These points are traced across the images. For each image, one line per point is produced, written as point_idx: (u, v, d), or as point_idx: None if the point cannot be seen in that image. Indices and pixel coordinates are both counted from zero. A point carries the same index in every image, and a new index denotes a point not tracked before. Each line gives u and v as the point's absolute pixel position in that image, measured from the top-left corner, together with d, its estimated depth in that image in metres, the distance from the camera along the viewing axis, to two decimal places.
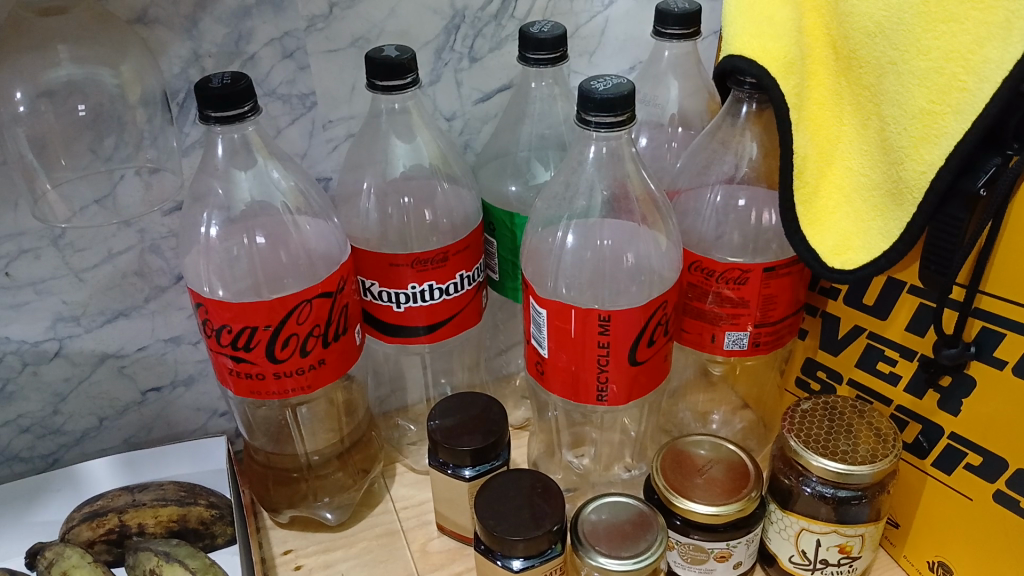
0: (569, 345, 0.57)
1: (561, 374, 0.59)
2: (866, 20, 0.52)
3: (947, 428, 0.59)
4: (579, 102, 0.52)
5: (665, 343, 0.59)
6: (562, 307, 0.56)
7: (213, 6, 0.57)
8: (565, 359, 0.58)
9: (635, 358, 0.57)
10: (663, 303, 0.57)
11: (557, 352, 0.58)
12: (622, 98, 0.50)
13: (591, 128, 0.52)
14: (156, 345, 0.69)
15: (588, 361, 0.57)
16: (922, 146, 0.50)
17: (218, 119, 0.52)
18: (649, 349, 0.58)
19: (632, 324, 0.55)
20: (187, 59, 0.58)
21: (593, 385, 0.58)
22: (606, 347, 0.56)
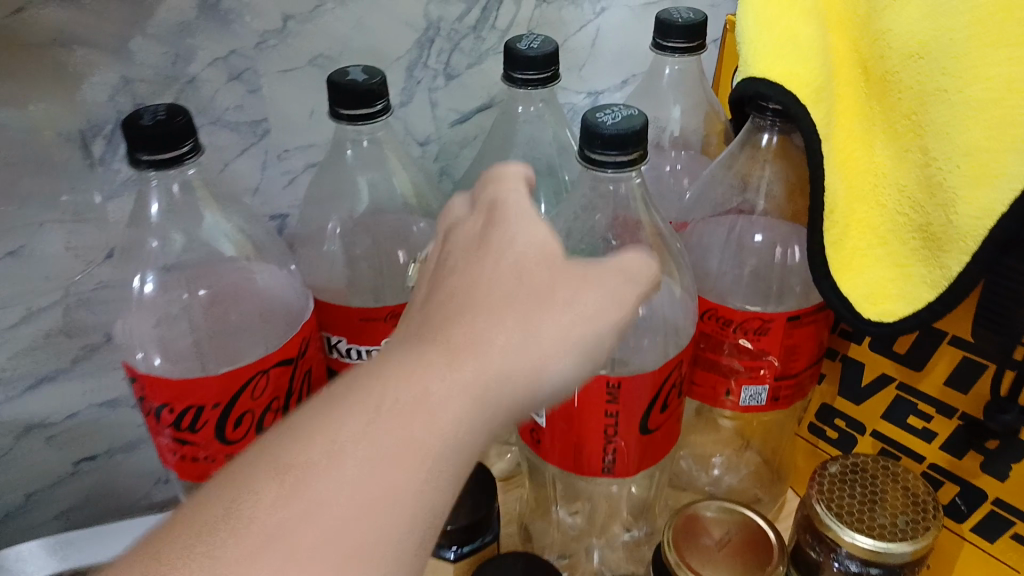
0: (573, 414, 0.49)
1: (560, 445, 0.51)
2: (905, 38, 0.45)
3: (990, 493, 0.53)
4: (583, 137, 0.44)
5: (678, 406, 0.52)
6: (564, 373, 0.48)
7: (146, 22, 0.48)
8: (566, 430, 0.50)
9: (646, 426, 0.50)
10: (680, 363, 0.50)
11: (555, 420, 0.50)
12: (634, 134, 0.43)
13: (597, 168, 0.44)
14: (90, 410, 0.60)
15: (592, 431, 0.49)
16: (975, 187, 0.43)
17: (151, 163, 0.43)
18: (662, 414, 0.50)
19: (645, 391, 0.48)
20: (116, 85, 0.49)
21: (598, 457, 0.50)
22: (615, 417, 0.49)
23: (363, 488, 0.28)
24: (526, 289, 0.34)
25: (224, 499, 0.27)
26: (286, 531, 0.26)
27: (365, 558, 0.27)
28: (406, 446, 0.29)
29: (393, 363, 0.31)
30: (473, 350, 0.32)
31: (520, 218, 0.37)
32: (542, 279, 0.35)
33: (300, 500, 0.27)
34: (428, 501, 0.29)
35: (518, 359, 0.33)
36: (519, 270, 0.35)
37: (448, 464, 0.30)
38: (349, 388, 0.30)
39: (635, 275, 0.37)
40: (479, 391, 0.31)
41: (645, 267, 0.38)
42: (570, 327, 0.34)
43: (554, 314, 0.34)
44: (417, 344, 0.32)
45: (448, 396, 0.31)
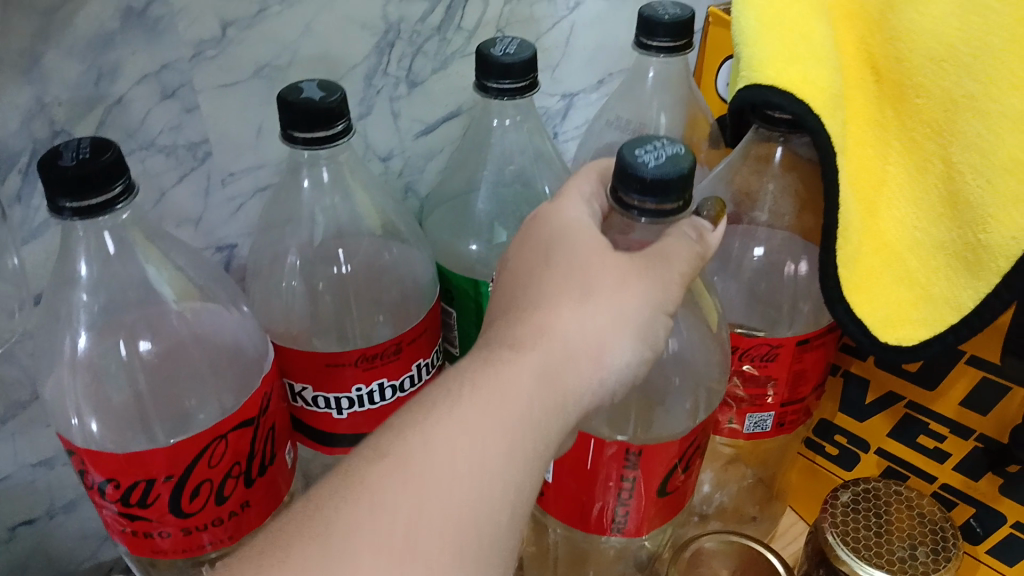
0: (581, 474, 0.45)
1: (566, 501, 0.46)
2: (929, 39, 0.41)
3: (1010, 517, 0.50)
4: (618, 176, 0.37)
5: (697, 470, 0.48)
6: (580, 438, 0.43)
7: (58, 36, 0.41)
8: (573, 490, 0.45)
9: (664, 489, 0.45)
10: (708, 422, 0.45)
11: (563, 476, 0.46)
12: (679, 179, 0.36)
13: (631, 215, 0.37)
14: (21, 472, 0.53)
15: (604, 492, 0.45)
16: (1012, 203, 0.40)
17: (76, 211, 0.37)
18: (682, 476, 0.46)
19: (669, 456, 0.43)
20: (29, 111, 0.42)
21: (607, 518, 0.46)
22: (632, 481, 0.44)
23: (450, 493, 0.31)
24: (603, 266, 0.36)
25: (326, 510, 0.30)
26: (365, 524, 0.29)
27: (461, 535, 0.30)
28: (492, 430, 0.32)
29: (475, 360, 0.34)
30: (546, 333, 0.35)
31: (578, 219, 0.38)
32: (617, 261, 0.36)
33: (406, 485, 0.30)
34: (512, 482, 0.32)
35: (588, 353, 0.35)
36: (599, 242, 0.37)
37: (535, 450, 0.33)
38: (434, 396, 0.33)
39: (682, 239, 0.37)
40: (553, 379, 0.34)
41: (693, 228, 0.38)
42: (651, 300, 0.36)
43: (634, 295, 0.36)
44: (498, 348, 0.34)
45: (523, 383, 0.33)
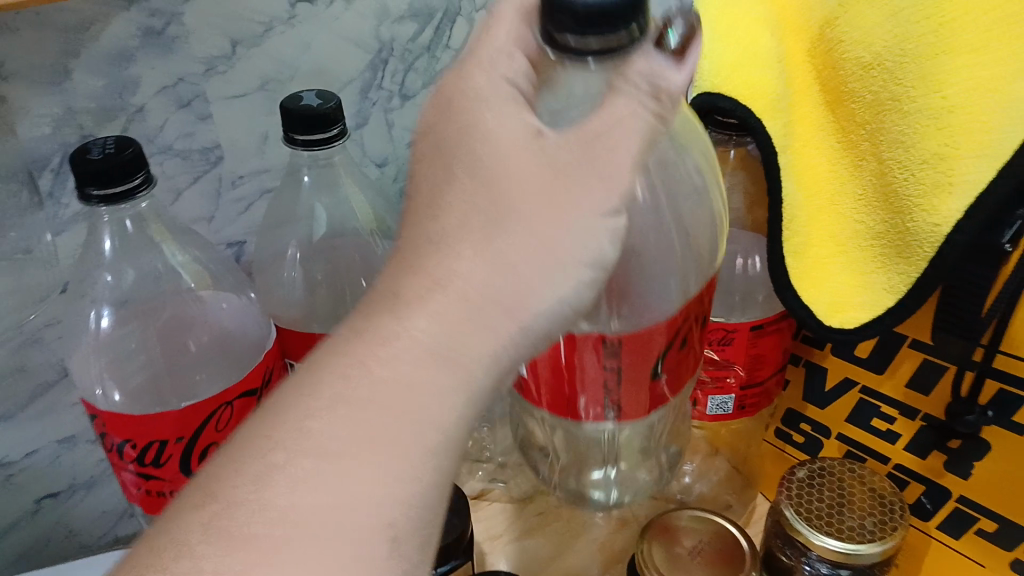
0: (559, 370, 0.43)
1: (552, 395, 0.44)
2: (859, 48, 0.46)
3: (955, 492, 0.54)
4: (547, 5, 0.31)
5: (696, 355, 0.45)
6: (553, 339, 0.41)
7: (86, 51, 0.46)
8: (555, 385, 0.44)
9: (658, 369, 0.43)
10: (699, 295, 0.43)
11: (544, 374, 0.44)
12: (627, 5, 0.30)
13: (565, 58, 0.32)
14: (47, 448, 0.58)
15: (590, 378, 0.42)
16: (935, 196, 0.44)
17: (102, 199, 0.42)
18: (678, 353, 0.43)
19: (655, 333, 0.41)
20: (60, 118, 0.47)
21: (597, 403, 0.44)
22: (619, 363, 0.42)
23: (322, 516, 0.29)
24: (529, 191, 0.34)
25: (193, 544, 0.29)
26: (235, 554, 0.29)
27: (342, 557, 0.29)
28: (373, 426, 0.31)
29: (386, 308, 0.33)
30: (447, 282, 0.33)
31: (494, 115, 0.34)
32: (542, 173, 0.34)
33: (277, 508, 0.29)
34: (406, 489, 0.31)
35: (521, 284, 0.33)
36: (528, 153, 0.34)
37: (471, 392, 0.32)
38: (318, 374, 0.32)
39: (632, 100, 0.34)
40: (453, 347, 0.32)
41: (648, 86, 0.34)
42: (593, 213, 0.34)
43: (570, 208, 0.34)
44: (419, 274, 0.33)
45: (434, 330, 0.32)
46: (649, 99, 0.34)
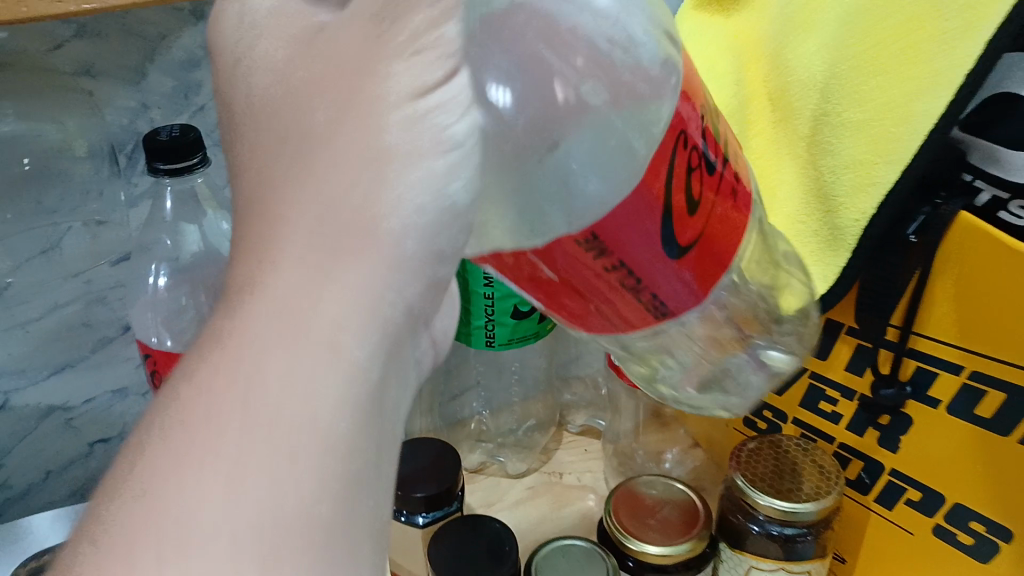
0: (562, 293, 0.41)
1: (582, 316, 0.43)
2: (802, 72, 0.54)
3: (888, 465, 0.60)
4: None
5: (699, 218, 0.40)
6: (494, 254, 0.41)
7: (161, 57, 0.57)
8: (572, 309, 0.42)
9: (676, 249, 0.40)
10: (674, 151, 0.37)
11: (555, 303, 0.42)
12: None
13: None
14: (102, 397, 0.68)
15: (604, 288, 0.41)
16: (856, 195, 0.52)
17: (166, 172, 0.52)
18: (691, 224, 0.40)
19: (632, 224, 0.38)
20: (136, 111, 0.58)
21: (634, 306, 0.42)
22: (623, 263, 0.39)
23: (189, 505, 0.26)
24: (338, 67, 0.33)
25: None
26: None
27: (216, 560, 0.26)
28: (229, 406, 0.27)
29: (245, 238, 0.32)
30: (280, 231, 0.31)
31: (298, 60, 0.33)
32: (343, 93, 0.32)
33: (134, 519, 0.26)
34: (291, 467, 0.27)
35: (364, 169, 0.32)
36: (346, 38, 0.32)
37: (353, 276, 0.31)
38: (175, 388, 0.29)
39: None
40: (291, 299, 0.30)
41: None
42: (417, 90, 0.32)
43: (382, 81, 0.32)
44: (272, 182, 0.33)
45: (307, 215, 0.31)
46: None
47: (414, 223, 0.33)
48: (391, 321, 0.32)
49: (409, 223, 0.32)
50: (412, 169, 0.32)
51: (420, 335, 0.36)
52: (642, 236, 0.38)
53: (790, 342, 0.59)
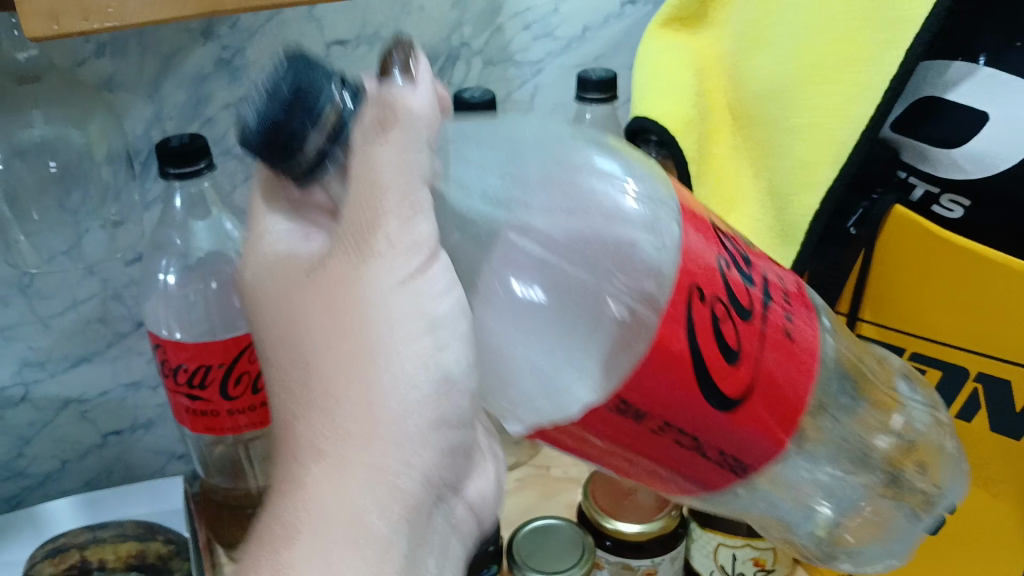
0: (631, 458, 0.44)
1: (654, 476, 0.46)
2: (753, 82, 0.61)
3: None
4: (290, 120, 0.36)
5: (744, 366, 0.42)
6: (538, 429, 0.44)
7: (173, 72, 0.63)
8: (645, 473, 0.45)
9: (727, 401, 0.42)
10: (695, 288, 0.41)
11: (630, 467, 0.45)
12: (315, 66, 0.38)
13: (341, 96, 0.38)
14: (117, 389, 0.73)
15: (670, 450, 0.43)
16: (803, 192, 0.59)
17: (176, 175, 0.58)
18: (732, 370, 0.42)
19: (662, 386, 0.40)
20: (150, 121, 0.63)
21: (713, 463, 0.44)
22: (672, 423, 0.42)
23: None
24: (338, 288, 0.42)
25: None
26: None
27: None
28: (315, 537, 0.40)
29: (303, 428, 0.43)
30: (327, 433, 0.42)
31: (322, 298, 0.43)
32: (339, 320, 0.42)
33: None
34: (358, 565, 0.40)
35: (364, 368, 0.42)
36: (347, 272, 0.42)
37: (372, 446, 0.41)
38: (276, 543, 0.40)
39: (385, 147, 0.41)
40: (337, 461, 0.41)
41: (376, 117, 0.41)
42: (399, 278, 0.41)
43: (371, 280, 0.41)
44: (298, 398, 0.44)
45: (342, 420, 0.42)
46: (374, 128, 0.40)
47: (413, 395, 0.42)
48: (410, 491, 0.42)
49: (411, 396, 0.42)
50: (403, 358, 0.42)
51: (448, 503, 0.47)
52: (689, 402, 0.41)
53: (925, 472, 0.55)
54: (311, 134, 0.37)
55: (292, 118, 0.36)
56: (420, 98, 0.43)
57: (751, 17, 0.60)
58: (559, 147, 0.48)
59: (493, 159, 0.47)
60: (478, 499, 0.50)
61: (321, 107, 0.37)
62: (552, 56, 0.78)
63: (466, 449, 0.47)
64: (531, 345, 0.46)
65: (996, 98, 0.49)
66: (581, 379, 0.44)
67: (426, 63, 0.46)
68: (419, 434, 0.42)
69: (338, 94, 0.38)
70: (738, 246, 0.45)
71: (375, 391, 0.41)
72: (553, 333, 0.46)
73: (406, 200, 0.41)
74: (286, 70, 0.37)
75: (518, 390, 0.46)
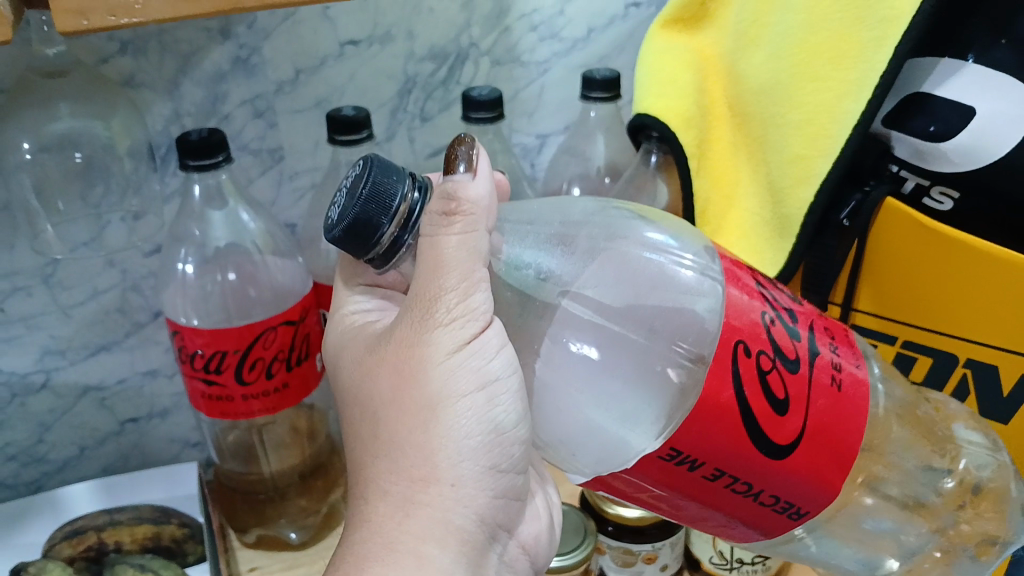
0: (693, 508, 0.46)
1: (715, 526, 0.48)
2: (749, 81, 0.63)
3: None
4: (368, 218, 0.41)
5: (794, 416, 0.44)
6: (595, 476, 0.47)
7: (193, 71, 0.65)
8: (702, 522, 0.48)
9: (777, 450, 0.44)
10: (739, 343, 0.42)
11: (695, 518, 0.47)
12: (385, 169, 0.43)
13: (410, 194, 0.43)
14: (134, 378, 0.75)
15: (726, 497, 0.45)
16: (798, 185, 0.60)
17: (195, 168, 0.60)
18: (784, 421, 0.43)
19: (711, 435, 0.42)
20: (170, 117, 0.66)
21: (774, 513, 0.46)
22: (725, 473, 0.44)
23: None
24: (406, 345, 0.46)
25: None
26: None
27: None
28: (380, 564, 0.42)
29: (369, 466, 0.46)
30: (390, 470, 0.45)
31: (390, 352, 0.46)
32: (402, 376, 0.46)
33: None
34: None
35: (426, 421, 0.45)
36: (415, 331, 0.46)
37: (434, 491, 0.44)
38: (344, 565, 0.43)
39: (450, 227, 0.44)
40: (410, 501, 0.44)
41: (445, 199, 0.44)
42: (456, 343, 0.45)
43: (433, 344, 0.45)
44: (365, 448, 0.47)
45: (404, 460, 0.44)
46: (438, 217, 0.44)
47: (467, 443, 0.45)
48: (465, 528, 0.45)
49: (467, 446, 0.45)
50: (460, 409, 0.45)
51: (501, 542, 0.50)
52: (739, 454, 0.43)
53: (992, 518, 0.54)
54: (390, 231, 0.42)
55: (370, 216, 0.41)
56: (478, 186, 0.45)
57: (748, 15, 0.62)
58: (606, 221, 0.52)
59: (546, 235, 0.51)
60: (530, 541, 0.55)
61: (395, 204, 0.42)
62: (557, 56, 0.80)
63: (517, 494, 0.51)
64: (587, 400, 0.49)
65: (985, 93, 0.51)
66: (638, 432, 0.46)
67: (485, 155, 0.48)
68: (473, 479, 0.45)
69: (410, 190, 0.43)
70: (781, 300, 0.47)
71: (436, 436, 0.45)
72: (617, 388, 0.50)
73: (470, 272, 0.45)
74: (365, 172, 0.42)
75: (574, 440, 0.50)
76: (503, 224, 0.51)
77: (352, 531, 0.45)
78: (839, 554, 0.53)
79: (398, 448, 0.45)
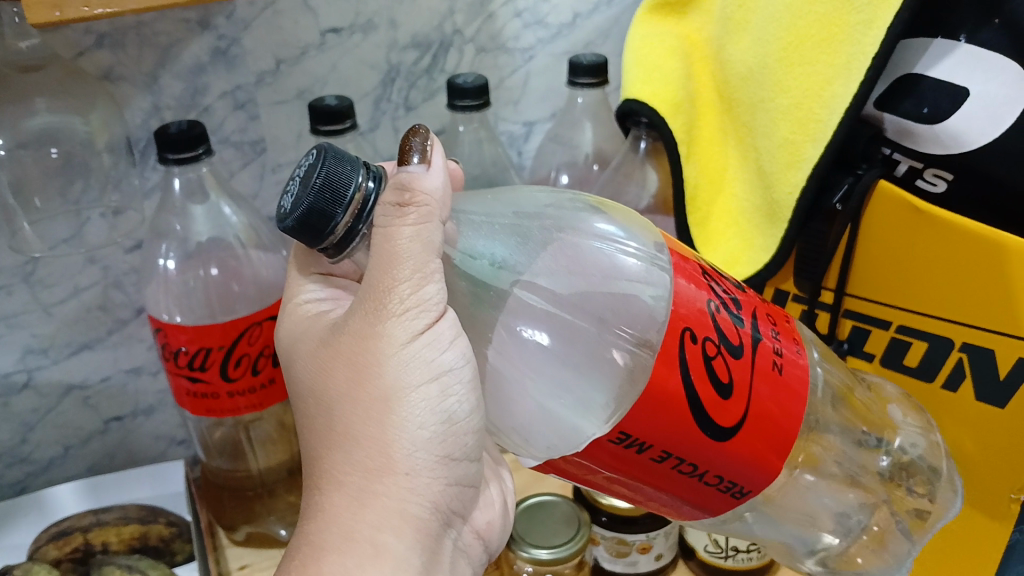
0: (634, 489, 0.46)
1: (655, 505, 0.48)
2: (737, 66, 0.62)
3: None
4: (325, 208, 0.40)
5: (737, 401, 0.43)
6: (546, 459, 0.46)
7: (172, 63, 0.64)
8: (638, 499, 0.48)
9: (721, 431, 0.43)
10: (687, 331, 0.42)
11: (641, 498, 0.47)
12: (339, 157, 0.41)
13: (365, 183, 0.42)
14: (118, 375, 0.74)
15: (678, 481, 0.45)
16: (787, 170, 0.60)
17: (176, 161, 0.59)
18: (726, 403, 0.43)
19: (657, 422, 0.42)
20: (149, 111, 0.64)
21: (721, 493, 0.46)
22: (670, 454, 0.43)
23: None
24: (359, 339, 0.45)
25: None
26: None
27: None
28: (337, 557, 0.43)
29: (325, 462, 0.46)
30: (345, 462, 0.45)
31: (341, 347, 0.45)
32: (356, 370, 0.45)
33: None
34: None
35: (380, 413, 0.44)
36: (366, 325, 0.45)
37: (388, 482, 0.44)
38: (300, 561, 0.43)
39: (402, 218, 0.42)
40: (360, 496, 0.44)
41: (398, 194, 0.43)
42: (409, 336, 0.44)
43: (387, 337, 0.44)
44: (320, 439, 0.47)
45: (358, 453, 0.44)
46: (391, 208, 0.43)
47: (421, 435, 0.45)
48: (421, 516, 0.45)
49: (420, 436, 0.45)
50: (414, 401, 0.45)
51: (457, 528, 0.50)
52: (685, 436, 0.42)
53: (926, 494, 0.58)
54: (344, 220, 0.41)
55: (324, 205, 0.40)
56: (433, 179, 0.44)
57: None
58: (557, 213, 0.51)
59: (502, 226, 0.49)
60: (485, 527, 0.55)
61: (349, 193, 0.41)
62: (542, 43, 0.79)
63: (472, 481, 0.51)
64: (543, 390, 0.49)
65: (973, 75, 0.51)
66: (590, 422, 0.45)
67: (440, 146, 0.47)
68: (428, 468, 0.45)
69: (364, 180, 0.42)
70: (725, 288, 0.46)
71: (390, 429, 0.44)
72: (573, 379, 0.49)
73: (423, 265, 0.44)
74: (319, 162, 0.41)
75: (527, 428, 0.50)
76: (459, 216, 0.50)
77: (308, 523, 0.45)
78: (781, 532, 0.54)
79: (353, 442, 0.45)
